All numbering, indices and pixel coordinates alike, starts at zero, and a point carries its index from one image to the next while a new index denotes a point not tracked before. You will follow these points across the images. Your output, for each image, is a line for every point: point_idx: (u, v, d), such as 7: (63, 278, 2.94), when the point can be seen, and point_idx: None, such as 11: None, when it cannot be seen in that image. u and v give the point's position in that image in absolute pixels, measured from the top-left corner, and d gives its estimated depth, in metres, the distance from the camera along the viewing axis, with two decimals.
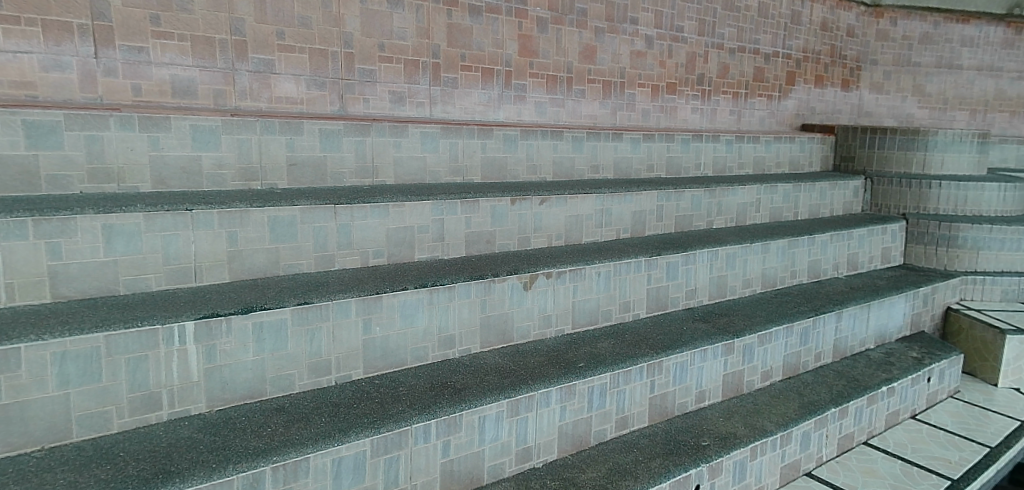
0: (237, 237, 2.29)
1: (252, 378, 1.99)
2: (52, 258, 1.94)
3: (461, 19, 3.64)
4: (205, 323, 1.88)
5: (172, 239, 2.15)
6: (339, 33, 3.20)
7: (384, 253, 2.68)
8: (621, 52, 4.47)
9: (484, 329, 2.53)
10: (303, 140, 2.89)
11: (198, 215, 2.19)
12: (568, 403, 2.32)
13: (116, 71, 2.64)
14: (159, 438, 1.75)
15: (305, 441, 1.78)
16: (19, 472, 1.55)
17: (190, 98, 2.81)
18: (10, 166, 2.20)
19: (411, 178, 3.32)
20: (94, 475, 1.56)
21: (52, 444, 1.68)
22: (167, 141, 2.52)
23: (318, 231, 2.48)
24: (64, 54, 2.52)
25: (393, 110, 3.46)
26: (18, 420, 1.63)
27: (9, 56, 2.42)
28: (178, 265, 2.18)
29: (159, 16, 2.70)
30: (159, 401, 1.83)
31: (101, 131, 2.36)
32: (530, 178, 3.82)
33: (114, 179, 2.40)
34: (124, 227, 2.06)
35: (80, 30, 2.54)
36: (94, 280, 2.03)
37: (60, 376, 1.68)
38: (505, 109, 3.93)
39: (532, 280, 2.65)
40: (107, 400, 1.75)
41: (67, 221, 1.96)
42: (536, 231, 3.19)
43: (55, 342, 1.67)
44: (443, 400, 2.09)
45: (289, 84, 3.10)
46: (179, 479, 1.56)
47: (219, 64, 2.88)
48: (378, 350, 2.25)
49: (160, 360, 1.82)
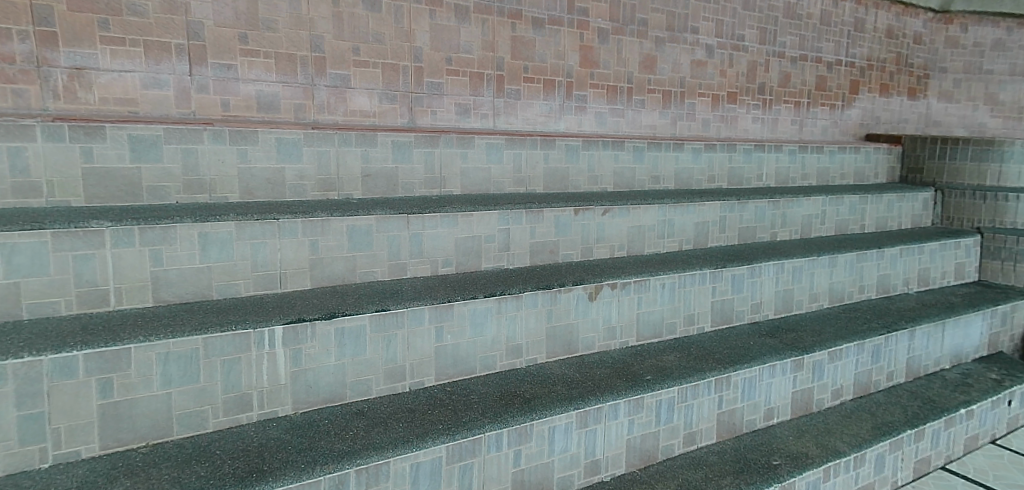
0: (318, 246, 2.40)
1: (334, 382, 2.06)
2: (155, 265, 2.07)
3: (524, 31, 3.69)
4: (292, 328, 1.97)
5: (259, 247, 2.26)
6: (409, 48, 3.30)
7: (453, 262, 2.74)
8: (681, 62, 4.43)
9: (551, 340, 2.55)
10: (376, 151, 3.02)
11: (284, 224, 2.31)
12: (636, 416, 2.31)
13: (208, 87, 2.78)
14: (250, 438, 1.83)
15: (384, 445, 1.84)
16: (128, 467, 1.66)
17: (273, 112, 2.95)
18: (117, 178, 2.37)
19: (477, 189, 3.39)
20: (195, 472, 1.65)
21: (155, 441, 1.78)
22: (254, 154, 2.66)
23: (391, 240, 2.57)
24: (162, 73, 2.68)
25: (459, 122, 3.53)
26: (127, 416, 1.74)
27: (114, 75, 2.59)
28: (265, 271, 2.29)
29: (247, 35, 2.84)
30: (250, 403, 1.92)
31: (196, 145, 2.52)
32: (592, 189, 3.83)
33: (206, 189, 2.55)
34: (217, 235, 2.18)
35: (177, 49, 2.69)
36: (191, 286, 2.15)
37: (164, 376, 1.78)
38: (566, 120, 3.94)
39: (597, 291, 2.65)
40: (204, 400, 1.85)
41: (168, 230, 2.09)
42: (598, 242, 3.19)
43: (161, 343, 1.77)
44: (513, 410, 2.11)
45: (363, 98, 3.20)
46: (272, 478, 1.64)
47: (299, 79, 3.00)
48: (450, 357, 2.30)
49: (251, 363, 1.91)
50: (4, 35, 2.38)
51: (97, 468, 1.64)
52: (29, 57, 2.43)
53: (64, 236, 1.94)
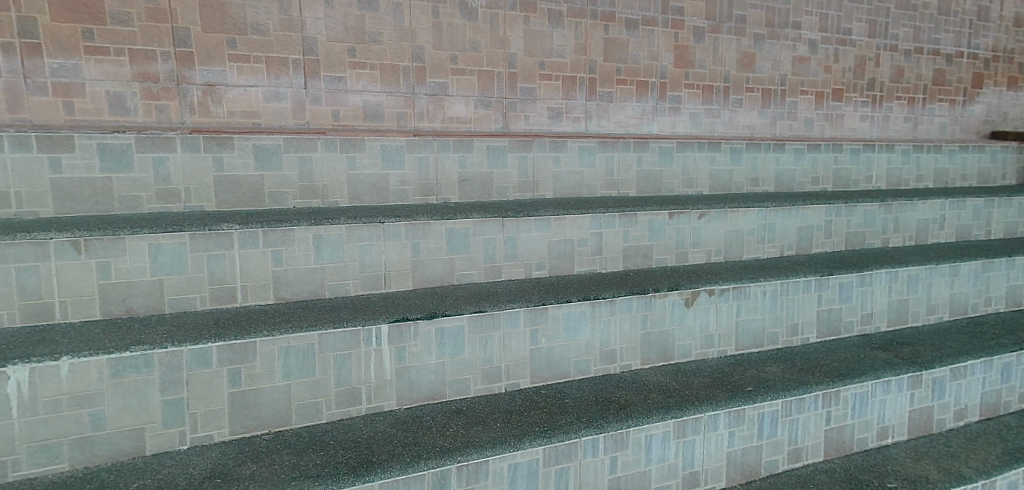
0: (420, 248, 2.51)
1: (435, 380, 2.14)
2: (276, 265, 2.24)
3: (617, 33, 3.66)
4: (397, 326, 2.06)
5: (367, 249, 2.40)
6: (504, 55, 3.36)
7: (546, 265, 2.76)
8: (782, 59, 4.23)
9: (646, 345, 2.51)
10: (473, 156, 3.19)
11: (388, 227, 2.44)
12: (737, 428, 2.23)
13: (320, 99, 2.96)
14: (359, 430, 1.93)
15: (484, 444, 1.88)
16: (253, 452, 1.79)
17: (378, 120, 3.08)
18: (244, 185, 2.65)
19: (569, 192, 3.44)
20: (312, 459, 1.76)
21: (277, 429, 1.92)
22: (361, 161, 2.90)
23: (487, 243, 2.64)
24: (281, 86, 2.87)
25: (551, 126, 3.55)
26: (254, 405, 1.89)
27: (240, 90, 2.80)
28: (371, 272, 2.42)
29: (355, 48, 2.99)
30: (359, 397, 2.03)
31: (311, 153, 2.78)
32: (687, 192, 3.75)
33: (319, 195, 2.81)
34: (330, 238, 2.33)
35: (294, 64, 2.88)
36: (307, 284, 2.30)
37: (284, 369, 1.92)
38: (659, 122, 3.86)
39: (694, 297, 2.59)
40: (319, 392, 1.97)
41: (287, 233, 2.26)
42: (694, 246, 3.11)
43: (282, 338, 1.91)
44: (609, 415, 2.10)
45: (459, 105, 3.29)
46: (380, 469, 1.73)
47: (402, 89, 3.13)
48: (544, 360, 2.32)
49: (361, 359, 2.02)
50: (149, 56, 2.62)
51: (227, 452, 1.79)
52: (170, 75, 2.67)
53: (200, 238, 2.14)
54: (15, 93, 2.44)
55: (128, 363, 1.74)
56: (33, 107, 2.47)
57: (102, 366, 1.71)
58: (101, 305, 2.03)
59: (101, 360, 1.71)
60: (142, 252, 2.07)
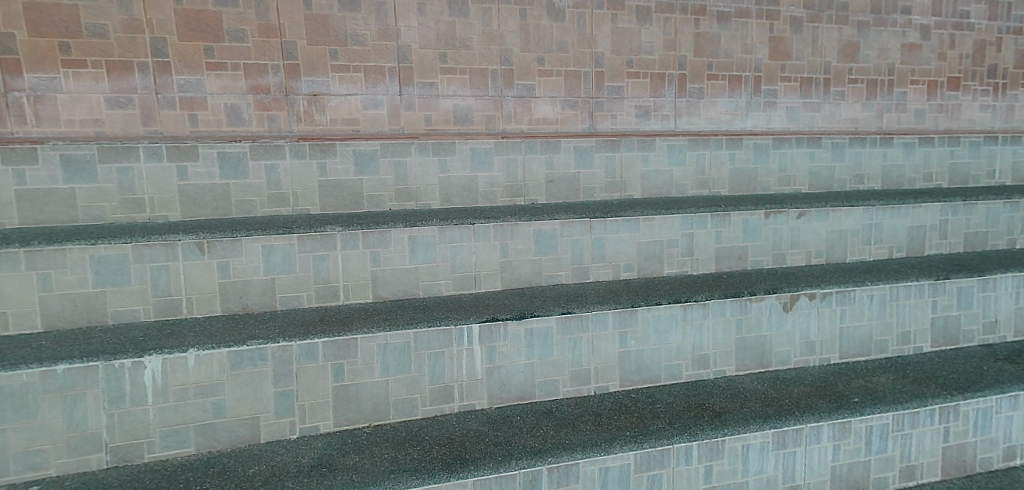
0: (509, 249, 2.55)
1: (524, 381, 2.16)
2: (374, 265, 2.37)
3: (708, 27, 3.52)
4: (487, 327, 2.11)
5: (458, 250, 2.47)
6: (591, 54, 3.31)
7: (635, 267, 2.73)
8: (889, 47, 3.90)
9: (741, 351, 2.42)
10: (560, 157, 3.25)
11: (478, 229, 2.50)
12: (842, 442, 2.11)
13: (414, 105, 3.04)
14: (453, 427, 1.99)
15: (575, 446, 1.88)
16: (355, 444, 1.88)
17: (467, 124, 3.13)
18: (346, 189, 2.88)
19: (658, 193, 3.40)
20: (409, 454, 1.83)
21: (376, 422, 2.00)
22: (453, 164, 3.06)
23: (575, 244, 2.64)
24: (379, 94, 2.97)
25: (640, 124, 3.44)
26: (355, 398, 1.98)
27: (342, 98, 2.92)
28: (462, 273, 2.49)
29: (446, 54, 3.06)
30: (452, 394, 2.08)
31: (406, 157, 2.98)
32: (783, 190, 3.60)
33: (413, 197, 3.00)
34: (423, 239, 2.43)
35: (390, 72, 2.98)
36: (402, 284, 2.41)
37: (382, 365, 2.00)
38: (753, 117, 3.65)
39: (793, 301, 2.47)
40: (414, 389, 2.04)
41: (384, 234, 2.38)
42: (792, 248, 2.96)
43: (380, 335, 2.00)
44: (703, 422, 2.04)
45: (546, 106, 3.27)
46: (474, 467, 1.77)
47: (490, 92, 3.16)
48: (634, 364, 2.28)
49: (453, 357, 2.08)
50: (262, 69, 2.78)
51: (332, 443, 1.89)
52: (280, 87, 2.82)
53: (307, 239, 2.28)
54: (148, 109, 2.65)
55: (245, 356, 1.88)
56: (163, 120, 2.67)
57: (223, 359, 1.86)
58: (221, 302, 2.20)
59: (222, 353, 1.86)
60: (256, 253, 2.23)
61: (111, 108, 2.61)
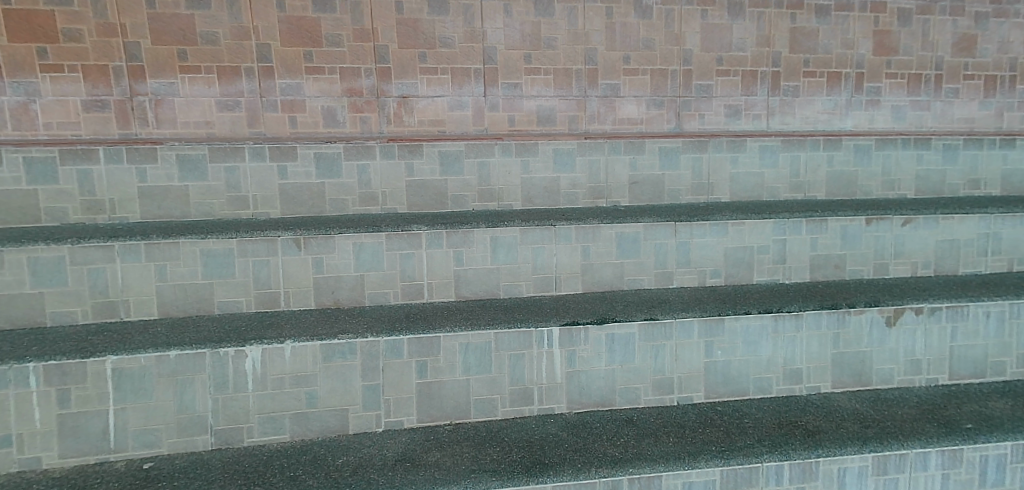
0: (590, 251, 2.52)
1: (605, 387, 2.13)
2: (457, 264, 2.41)
3: (806, 22, 3.32)
4: (568, 330, 2.10)
5: (539, 251, 2.47)
6: (678, 52, 3.22)
7: (722, 273, 2.62)
8: (1013, 39, 3.54)
9: (837, 366, 2.27)
10: (644, 159, 3.17)
11: (560, 230, 2.49)
12: (952, 471, 1.95)
13: (498, 106, 3.06)
14: (532, 430, 1.99)
15: (657, 458, 1.84)
16: (437, 441, 1.92)
17: (551, 124, 3.12)
18: (431, 189, 2.95)
19: (747, 196, 3.26)
20: (489, 454, 1.84)
21: (457, 420, 2.04)
22: (535, 165, 3.06)
23: (659, 248, 2.57)
24: (464, 95, 3.02)
25: (728, 124, 3.31)
26: (438, 395, 2.02)
27: (429, 100, 2.98)
28: (543, 274, 2.48)
29: (531, 55, 3.06)
30: (531, 397, 2.08)
31: (489, 158, 3.01)
32: (887, 195, 3.36)
33: (496, 197, 3.02)
34: (505, 239, 2.45)
35: (476, 73, 3.01)
36: (484, 284, 2.44)
37: (464, 364, 2.03)
38: (854, 116, 3.42)
39: (897, 315, 2.30)
40: (495, 389, 2.06)
41: (468, 234, 2.42)
42: (896, 258, 2.75)
43: (462, 335, 2.04)
44: (795, 441, 1.94)
45: (631, 106, 3.21)
46: (553, 472, 1.77)
47: (574, 92, 3.14)
48: (720, 375, 2.20)
49: (533, 360, 2.08)
50: (356, 72, 2.89)
51: (415, 438, 1.94)
52: (372, 90, 2.92)
53: (394, 238, 2.36)
54: (253, 111, 2.80)
55: (336, 349, 1.96)
56: (267, 122, 2.82)
57: (316, 351, 1.95)
58: (314, 295, 2.31)
59: (315, 345, 1.95)
60: (347, 250, 2.33)
61: (220, 111, 2.77)
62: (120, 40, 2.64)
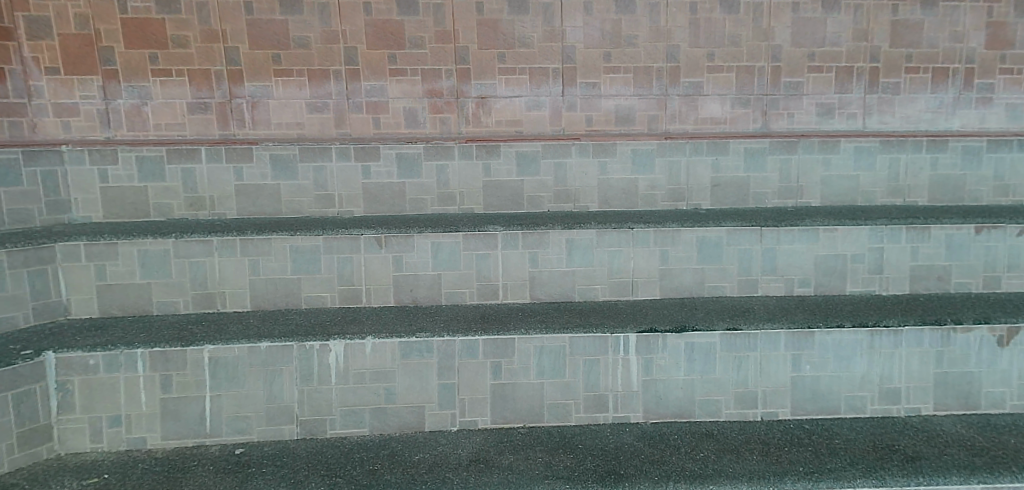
0: (669, 256, 2.45)
1: (683, 398, 2.06)
2: (532, 266, 2.41)
3: (909, 14, 3.07)
4: (645, 337, 2.05)
5: (616, 254, 2.43)
6: (767, 48, 3.05)
7: (811, 283, 2.48)
8: None
9: (940, 387, 2.10)
10: (728, 160, 3.04)
11: (638, 233, 2.44)
12: None
13: (576, 105, 3.02)
14: (607, 438, 1.95)
15: (739, 476, 1.77)
16: (511, 444, 1.92)
17: (629, 124, 3.05)
18: (508, 190, 2.97)
19: (840, 201, 3.07)
20: (563, 460, 1.83)
21: (531, 424, 2.03)
22: (613, 166, 3.00)
23: (743, 254, 2.47)
24: (542, 95, 2.99)
25: (819, 124, 3.13)
26: (512, 398, 2.03)
27: (507, 101, 2.97)
28: (620, 278, 2.44)
29: (610, 54, 2.99)
30: (606, 404, 2.05)
31: (566, 158, 2.98)
32: (999, 201, 3.08)
33: (572, 199, 3.00)
34: (581, 242, 2.42)
35: (554, 73, 2.97)
36: (559, 286, 2.42)
37: (538, 367, 2.03)
38: (961, 115, 3.15)
39: (1012, 335, 2.10)
40: (569, 394, 2.04)
41: (543, 236, 2.40)
42: (1010, 271, 2.51)
43: (537, 337, 2.03)
44: (891, 466, 1.81)
45: (714, 105, 3.07)
46: (628, 483, 1.73)
47: (654, 91, 3.04)
48: (808, 391, 2.08)
49: (609, 366, 2.04)
50: (436, 74, 2.92)
51: (489, 439, 1.95)
52: (452, 90, 2.94)
53: (471, 238, 2.39)
54: (340, 112, 2.89)
55: (413, 347, 2.00)
56: (352, 123, 2.90)
57: (395, 348, 2.00)
58: (394, 293, 2.38)
59: (394, 342, 2.00)
60: (426, 248, 2.37)
61: (310, 113, 2.88)
62: (222, 46, 2.78)
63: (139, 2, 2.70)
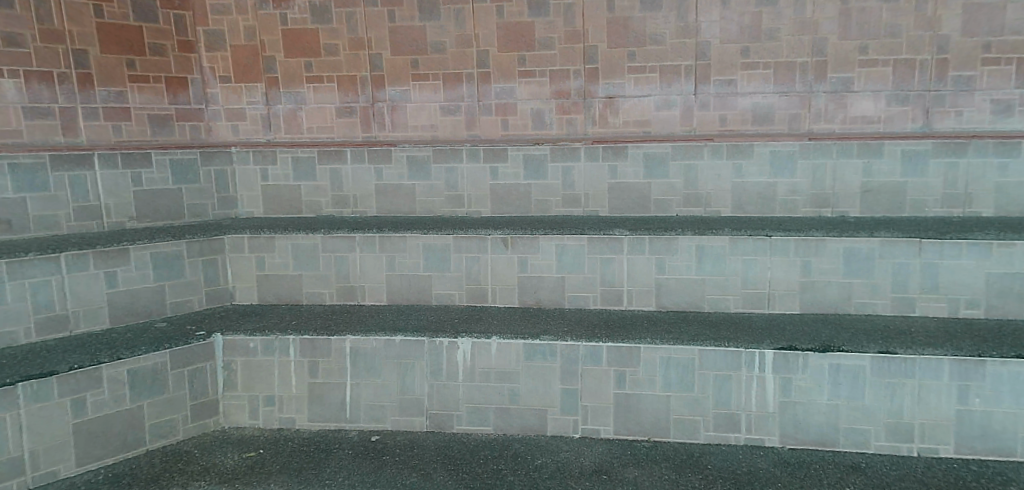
0: (811, 268, 2.27)
1: (825, 424, 1.91)
2: (659, 272, 2.33)
3: None
4: (783, 355, 1.91)
5: (751, 264, 2.29)
6: (931, 38, 2.67)
7: (981, 304, 2.19)
8: None
9: None
10: (882, 163, 2.71)
11: (776, 241, 2.27)
12: None
13: (709, 104, 2.84)
14: (739, 461, 1.85)
15: None
16: (635, 457, 1.88)
17: (769, 124, 2.81)
18: (635, 193, 2.89)
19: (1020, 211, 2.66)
20: (690, 480, 1.75)
21: (656, 438, 1.98)
22: (749, 169, 2.80)
23: (898, 268, 2.22)
24: (672, 94, 2.85)
25: (995, 123, 2.69)
26: (636, 409, 1.98)
27: (635, 100, 2.87)
28: (754, 289, 2.30)
29: (749, 49, 2.77)
30: (738, 424, 1.94)
31: (697, 160, 2.83)
32: None
33: (702, 203, 2.86)
34: (713, 249, 2.30)
35: (686, 71, 2.82)
36: (688, 295, 2.33)
37: (664, 380, 1.96)
38: None
39: None
40: (697, 410, 1.96)
41: (672, 241, 2.31)
42: None
43: (664, 348, 1.96)
44: None
45: (866, 102, 2.75)
46: None
47: (797, 87, 2.77)
48: (978, 428, 1.84)
49: (741, 383, 1.93)
50: (565, 74, 2.89)
51: (613, 450, 1.92)
52: (579, 91, 2.89)
53: (596, 241, 2.35)
54: (471, 115, 2.96)
55: (537, 350, 2.01)
56: (482, 125, 2.96)
57: (519, 350, 2.02)
58: (518, 294, 2.42)
59: (519, 343, 2.02)
60: (550, 251, 2.38)
61: (444, 115, 2.98)
62: (367, 53, 2.94)
63: (297, 14, 2.93)
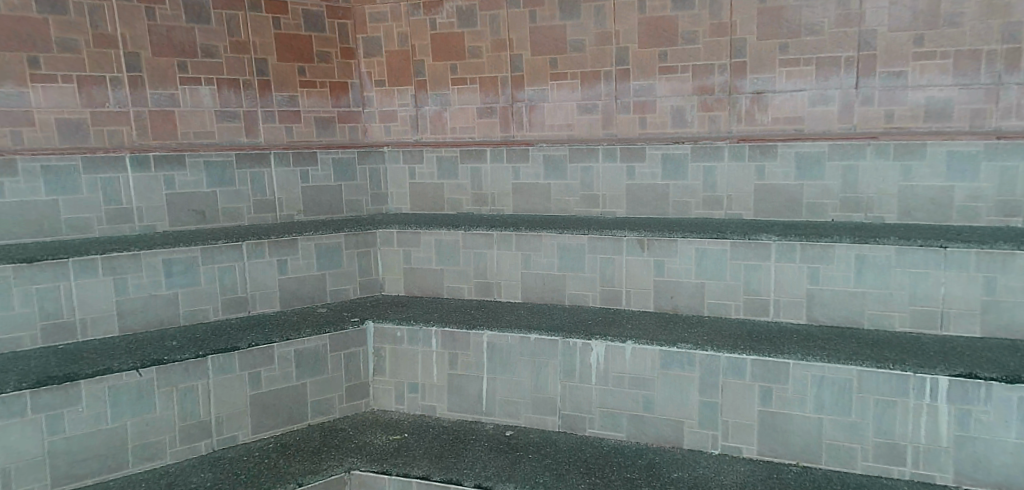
0: (996, 285, 1.97)
1: (1013, 466, 1.65)
2: (811, 282, 2.17)
3: None
4: (961, 383, 1.69)
5: (921, 278, 2.05)
6: None
7: None
8: None
9: None
10: None
11: (953, 253, 2.01)
12: None
13: (874, 99, 2.57)
14: None
15: None
16: (782, 481, 1.76)
17: (945, 120, 2.49)
18: (785, 195, 2.67)
19: None
20: None
21: (805, 463, 1.84)
22: (920, 171, 2.46)
23: None
24: (830, 88, 2.62)
25: None
26: (783, 429, 1.86)
27: (788, 95, 2.68)
28: (924, 307, 2.07)
29: (923, 37, 2.48)
30: (903, 457, 1.76)
31: (859, 161, 2.54)
32: None
33: (862, 208, 2.56)
34: (875, 259, 2.09)
35: (847, 62, 2.58)
36: (844, 308, 2.14)
37: (817, 400, 1.82)
38: None
39: None
40: (855, 437, 1.80)
41: (827, 249, 2.13)
42: None
43: (817, 366, 1.82)
44: None
45: None
46: None
47: (982, 79, 2.43)
48: None
49: (908, 411, 1.74)
50: (709, 70, 2.76)
51: (756, 472, 1.81)
52: (724, 87, 2.75)
53: (740, 247, 2.23)
54: (608, 113, 2.93)
55: (675, 358, 1.95)
56: (619, 124, 2.92)
57: (655, 356, 1.97)
58: (654, 298, 2.36)
59: (655, 350, 1.97)
60: (689, 255, 2.29)
61: (581, 114, 2.97)
62: (507, 54, 3.00)
63: (446, 18, 3.06)
